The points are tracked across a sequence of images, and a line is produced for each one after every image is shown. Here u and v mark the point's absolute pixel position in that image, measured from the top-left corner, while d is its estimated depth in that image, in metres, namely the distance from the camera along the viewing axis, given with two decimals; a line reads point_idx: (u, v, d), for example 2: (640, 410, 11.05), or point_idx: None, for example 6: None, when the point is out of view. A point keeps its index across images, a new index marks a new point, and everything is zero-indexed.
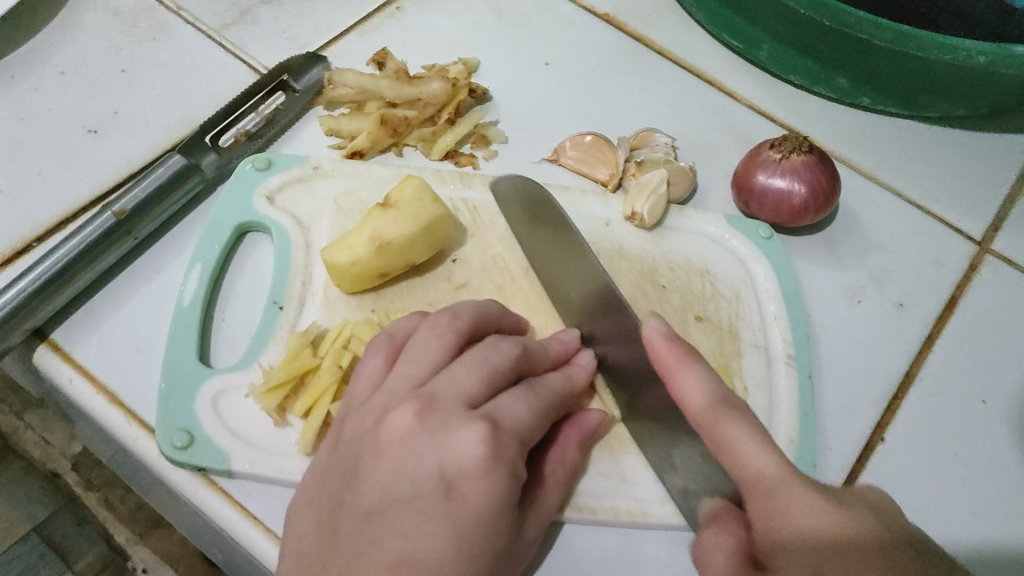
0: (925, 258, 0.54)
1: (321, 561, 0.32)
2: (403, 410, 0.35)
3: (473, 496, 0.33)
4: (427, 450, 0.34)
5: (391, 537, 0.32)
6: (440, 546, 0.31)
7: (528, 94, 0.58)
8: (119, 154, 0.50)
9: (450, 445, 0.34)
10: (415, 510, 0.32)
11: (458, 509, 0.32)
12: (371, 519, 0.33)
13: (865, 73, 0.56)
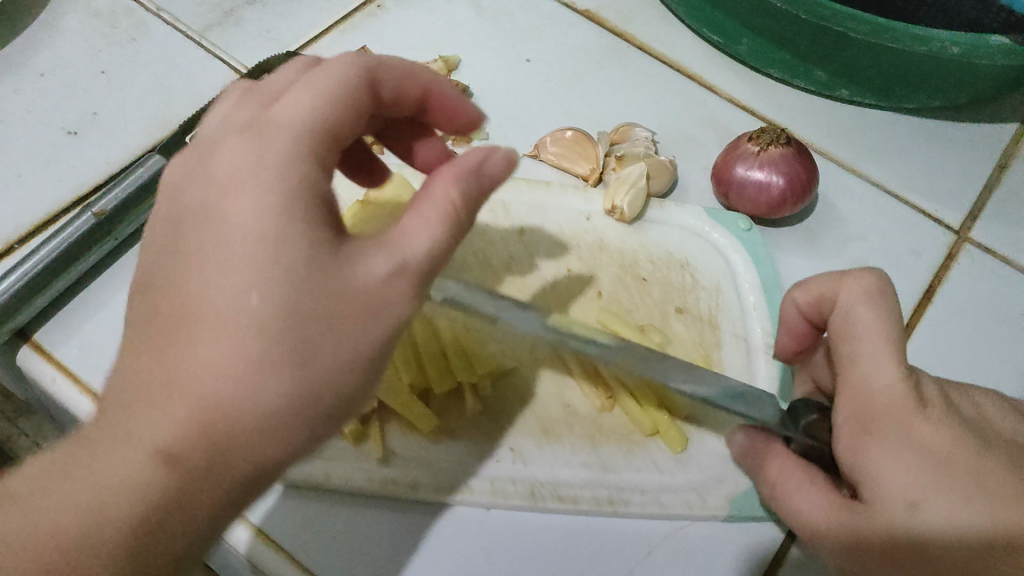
0: (904, 247, 0.54)
1: (135, 360, 0.27)
2: (245, 212, 0.27)
3: (259, 242, 0.27)
4: (222, 271, 0.27)
5: (162, 377, 0.26)
6: (206, 385, 0.26)
7: (509, 90, 0.58)
8: (101, 155, 0.50)
9: (254, 277, 0.27)
10: (200, 344, 0.26)
11: (249, 346, 0.26)
12: (146, 360, 0.27)
13: (843, 66, 0.57)
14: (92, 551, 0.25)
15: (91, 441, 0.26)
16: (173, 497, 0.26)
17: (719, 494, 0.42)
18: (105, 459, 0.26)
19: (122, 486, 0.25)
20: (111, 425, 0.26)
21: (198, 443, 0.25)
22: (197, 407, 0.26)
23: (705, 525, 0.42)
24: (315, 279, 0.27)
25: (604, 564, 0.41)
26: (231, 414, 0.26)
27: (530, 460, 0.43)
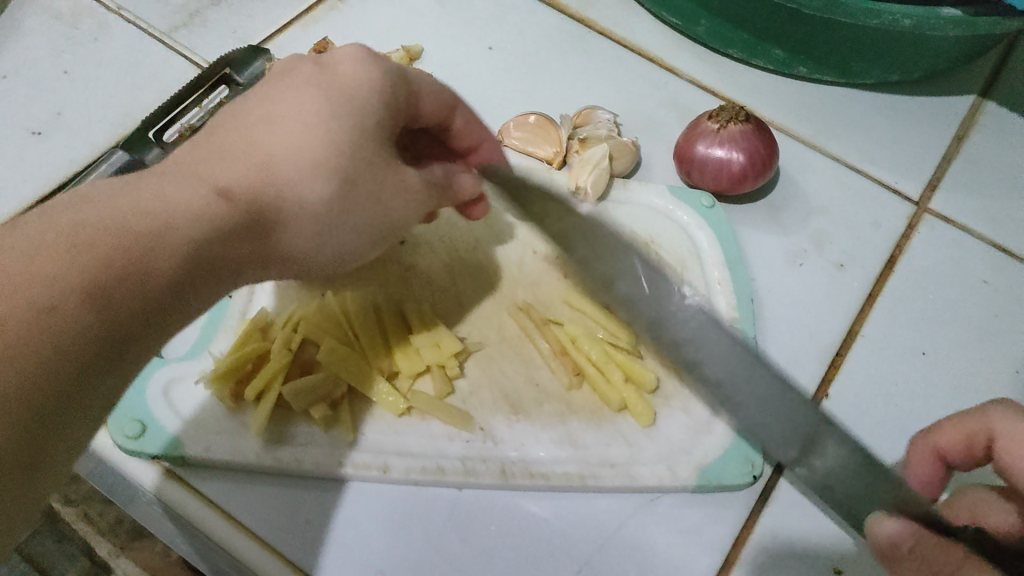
0: (864, 219, 0.55)
1: (190, 169, 0.33)
2: (291, 101, 0.35)
3: (304, 129, 0.34)
4: (273, 137, 0.33)
5: (169, 193, 0.31)
6: (203, 208, 0.31)
7: (472, 78, 0.59)
8: (64, 153, 0.50)
9: (300, 157, 0.33)
10: (224, 177, 0.32)
11: (254, 189, 0.33)
12: (149, 177, 0.32)
13: (799, 43, 0.58)
14: (60, 291, 0.27)
15: (70, 215, 0.29)
16: (167, 261, 0.30)
17: (687, 466, 0.43)
18: (97, 218, 0.29)
19: (123, 247, 0.28)
20: (100, 205, 0.29)
21: (194, 236, 0.31)
22: (276, 174, 0.33)
23: (675, 497, 0.43)
24: (343, 162, 0.34)
25: (576, 538, 0.41)
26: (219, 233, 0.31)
27: (500, 438, 0.43)
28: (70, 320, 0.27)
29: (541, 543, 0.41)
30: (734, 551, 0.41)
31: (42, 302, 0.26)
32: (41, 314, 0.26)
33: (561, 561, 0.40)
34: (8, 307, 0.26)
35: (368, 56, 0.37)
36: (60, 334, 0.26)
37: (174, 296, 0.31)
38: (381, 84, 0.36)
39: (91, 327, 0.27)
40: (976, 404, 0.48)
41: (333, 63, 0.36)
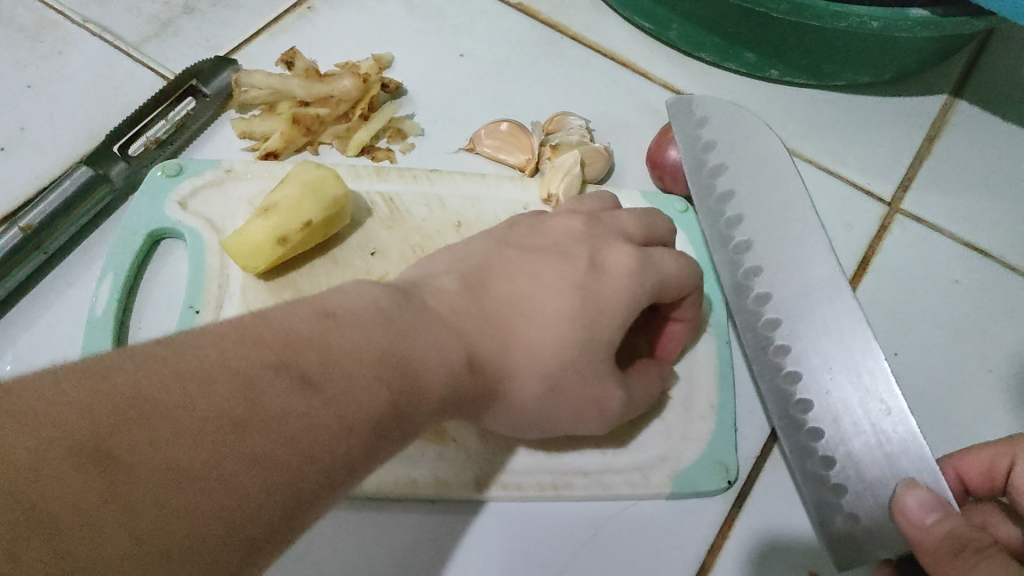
0: (837, 221, 0.55)
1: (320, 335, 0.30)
2: (450, 278, 0.38)
3: (553, 309, 0.37)
4: (535, 332, 0.37)
5: (359, 300, 0.32)
6: (453, 365, 0.34)
7: (444, 85, 0.58)
8: (28, 169, 0.49)
9: (551, 325, 0.37)
10: (463, 330, 0.35)
11: (493, 361, 0.36)
12: (351, 312, 0.32)
13: (770, 45, 0.58)
14: (369, 405, 0.29)
15: (251, 335, 0.29)
16: (382, 389, 0.30)
17: (661, 472, 0.43)
18: (364, 340, 0.30)
19: (384, 375, 0.30)
20: (347, 323, 0.31)
21: (394, 352, 0.31)
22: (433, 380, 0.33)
23: (648, 504, 0.42)
24: (548, 366, 0.37)
25: (549, 548, 0.41)
26: (425, 358, 0.32)
27: (472, 449, 0.42)
28: (320, 406, 0.28)
29: (514, 554, 0.41)
30: (710, 557, 0.41)
31: (305, 401, 0.27)
32: (297, 387, 0.28)
33: (534, 572, 0.40)
34: (292, 411, 0.27)
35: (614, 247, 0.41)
36: (330, 448, 0.28)
37: (402, 425, 0.31)
38: (641, 291, 0.39)
39: (341, 443, 0.28)
40: (950, 404, 0.48)
41: (604, 264, 0.39)
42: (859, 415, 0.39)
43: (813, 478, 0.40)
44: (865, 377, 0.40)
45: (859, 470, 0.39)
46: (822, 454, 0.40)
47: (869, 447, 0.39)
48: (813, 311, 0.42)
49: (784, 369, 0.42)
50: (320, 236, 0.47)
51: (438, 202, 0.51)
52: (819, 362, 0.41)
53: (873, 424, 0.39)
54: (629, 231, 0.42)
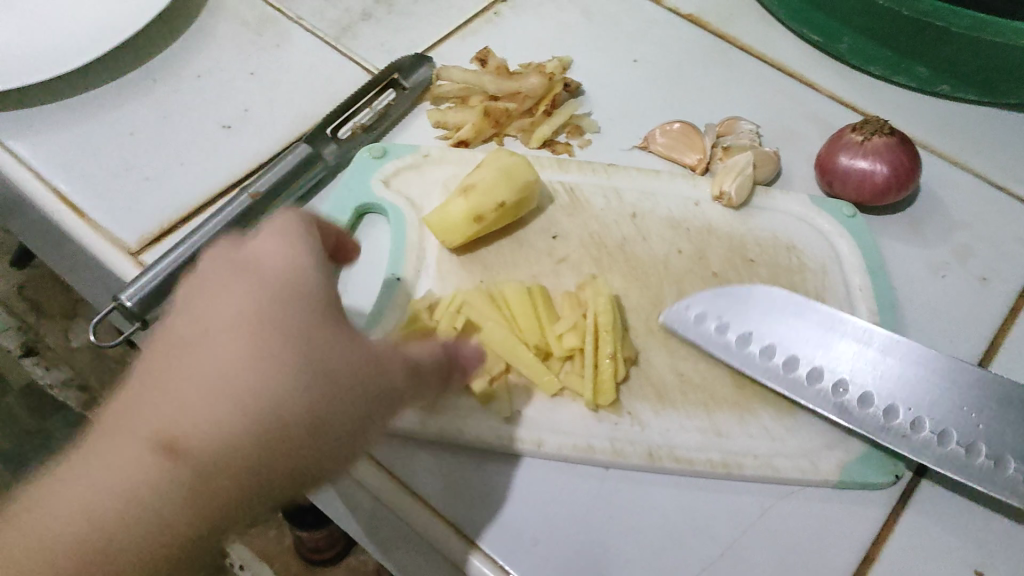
0: (1009, 236, 0.55)
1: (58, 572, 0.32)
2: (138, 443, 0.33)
3: (206, 385, 0.34)
4: (191, 407, 0.34)
5: (113, 467, 0.33)
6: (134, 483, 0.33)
7: (618, 88, 0.62)
8: (251, 147, 0.56)
9: (213, 382, 0.34)
10: (125, 426, 0.34)
11: (196, 437, 0.33)
12: None
13: (944, 61, 0.59)
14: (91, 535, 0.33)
15: (42, 524, 0.33)
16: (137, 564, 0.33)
17: (829, 460, 0.44)
18: (85, 510, 0.33)
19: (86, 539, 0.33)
20: (60, 498, 0.33)
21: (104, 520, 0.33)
22: (125, 497, 0.33)
23: (815, 491, 0.44)
24: (201, 421, 0.34)
25: (717, 523, 0.43)
26: (151, 493, 0.33)
27: (647, 423, 0.45)
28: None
29: (684, 524, 0.43)
30: (875, 549, 0.42)
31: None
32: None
33: (704, 542, 0.42)
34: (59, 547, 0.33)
35: (299, 248, 0.40)
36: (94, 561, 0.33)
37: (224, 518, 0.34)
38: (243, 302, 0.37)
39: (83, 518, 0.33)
40: None
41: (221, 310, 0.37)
42: (842, 356, 0.44)
43: (903, 441, 0.42)
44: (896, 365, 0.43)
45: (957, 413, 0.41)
46: (880, 409, 0.43)
47: (866, 369, 0.43)
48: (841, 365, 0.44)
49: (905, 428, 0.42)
50: (509, 217, 0.51)
51: (615, 193, 0.54)
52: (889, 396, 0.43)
53: (856, 349, 0.44)
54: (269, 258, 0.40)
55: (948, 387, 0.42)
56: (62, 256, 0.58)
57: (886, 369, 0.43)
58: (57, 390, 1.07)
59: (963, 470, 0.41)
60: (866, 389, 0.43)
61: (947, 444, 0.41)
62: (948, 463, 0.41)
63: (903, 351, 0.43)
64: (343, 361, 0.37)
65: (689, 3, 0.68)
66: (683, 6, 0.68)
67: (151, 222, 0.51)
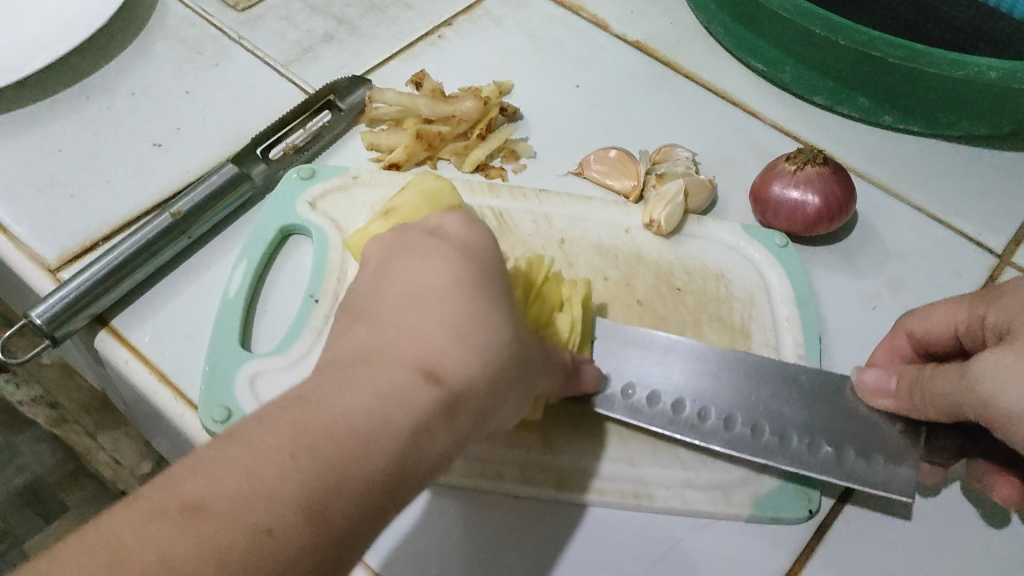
0: (944, 268, 0.55)
1: (334, 475, 0.27)
2: (425, 376, 0.30)
3: (468, 321, 0.32)
4: (409, 329, 0.31)
5: (377, 388, 0.29)
6: (405, 398, 0.29)
7: (559, 112, 0.61)
8: (180, 165, 0.55)
9: (436, 326, 0.31)
10: (393, 358, 0.30)
11: (427, 360, 0.30)
12: (294, 457, 0.27)
13: (885, 92, 0.59)
14: (389, 465, 0.28)
15: (290, 416, 0.28)
16: (364, 497, 0.28)
17: (743, 493, 0.43)
18: (344, 423, 0.28)
19: (388, 461, 0.28)
20: (318, 406, 0.28)
21: (409, 455, 0.29)
22: (402, 412, 0.29)
23: (728, 524, 0.43)
24: (393, 343, 0.31)
25: (625, 555, 0.42)
26: (421, 432, 0.29)
27: (559, 450, 0.44)
28: (285, 548, 0.26)
29: (592, 557, 0.41)
30: None
31: (305, 532, 0.26)
32: (255, 539, 0.26)
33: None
34: (375, 466, 0.28)
35: (485, 238, 0.38)
36: (371, 493, 0.28)
37: (412, 487, 0.30)
38: (469, 267, 0.35)
39: (412, 441, 0.29)
40: None
41: (428, 267, 0.34)
42: (626, 363, 0.44)
43: (693, 431, 0.43)
44: (681, 355, 0.44)
45: (755, 407, 0.43)
46: (686, 407, 0.43)
47: (664, 371, 0.44)
48: (632, 364, 0.44)
49: (705, 430, 0.43)
50: None
51: (544, 219, 0.53)
52: (676, 395, 0.43)
53: (638, 354, 0.45)
54: (442, 228, 0.38)
55: (726, 375, 0.44)
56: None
57: (681, 372, 0.44)
58: (28, 408, 0.92)
59: (753, 449, 0.42)
60: (651, 387, 0.44)
61: (750, 432, 0.42)
62: (738, 445, 0.42)
63: (696, 344, 0.45)
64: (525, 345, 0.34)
65: (637, 29, 0.68)
66: (635, 33, 0.68)
67: (73, 238, 0.50)
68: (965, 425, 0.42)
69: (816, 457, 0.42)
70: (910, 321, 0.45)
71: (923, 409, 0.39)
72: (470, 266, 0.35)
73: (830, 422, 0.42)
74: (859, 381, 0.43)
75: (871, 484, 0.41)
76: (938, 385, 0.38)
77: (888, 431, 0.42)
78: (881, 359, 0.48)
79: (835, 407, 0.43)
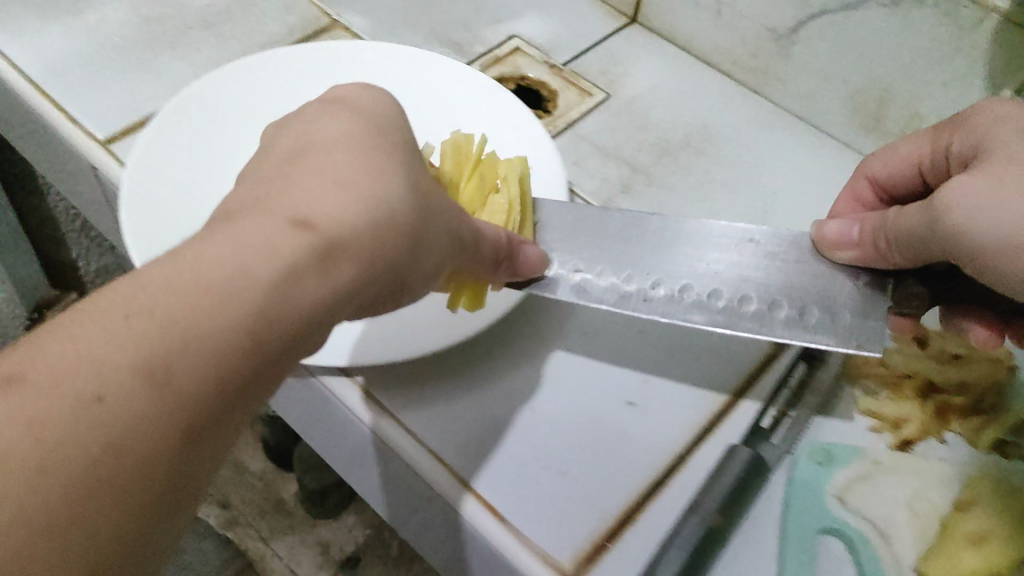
0: None
1: (177, 343, 0.19)
2: (304, 229, 0.22)
3: (373, 172, 0.24)
4: (303, 185, 0.23)
5: (236, 244, 0.21)
6: (278, 249, 0.21)
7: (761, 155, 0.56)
8: None
9: (329, 180, 0.23)
10: (252, 211, 0.22)
11: (312, 211, 0.22)
12: (68, 332, 0.19)
13: None
14: (241, 331, 0.20)
15: (119, 290, 0.20)
16: (222, 370, 0.20)
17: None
18: (182, 283, 0.20)
19: (259, 324, 0.21)
20: (157, 272, 0.20)
21: (286, 316, 0.21)
22: (267, 261, 0.21)
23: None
24: (268, 205, 0.22)
25: None
26: (281, 288, 0.21)
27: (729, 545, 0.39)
28: (125, 419, 0.19)
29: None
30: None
31: (148, 401, 0.19)
32: (84, 406, 0.18)
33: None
34: (218, 329, 0.20)
35: (398, 106, 0.28)
36: (225, 368, 0.20)
37: (283, 360, 0.22)
38: (376, 129, 0.26)
39: (309, 308, 0.22)
40: None
41: (311, 129, 0.25)
42: (577, 248, 0.34)
43: (645, 307, 0.32)
44: (663, 231, 0.33)
45: (715, 274, 0.32)
46: (644, 282, 0.32)
47: (625, 245, 0.33)
48: (586, 245, 0.34)
49: (660, 305, 0.32)
50: None
51: None
52: (652, 267, 0.32)
53: (611, 232, 0.34)
54: (348, 97, 0.27)
55: (690, 243, 0.33)
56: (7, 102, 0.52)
57: (647, 246, 0.33)
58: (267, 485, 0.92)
59: (709, 319, 0.31)
60: (600, 266, 0.33)
61: (723, 302, 0.31)
62: (698, 316, 0.31)
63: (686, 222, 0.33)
64: (438, 213, 0.26)
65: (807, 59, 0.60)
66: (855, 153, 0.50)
67: None
68: (936, 267, 0.30)
69: (812, 326, 0.30)
70: (868, 160, 0.36)
71: (910, 226, 0.28)
72: (379, 128, 0.26)
73: (797, 278, 0.31)
74: (818, 233, 0.31)
75: (840, 343, 0.30)
76: (900, 223, 0.29)
77: (851, 288, 0.31)
78: (841, 211, 0.38)
79: (797, 264, 0.32)
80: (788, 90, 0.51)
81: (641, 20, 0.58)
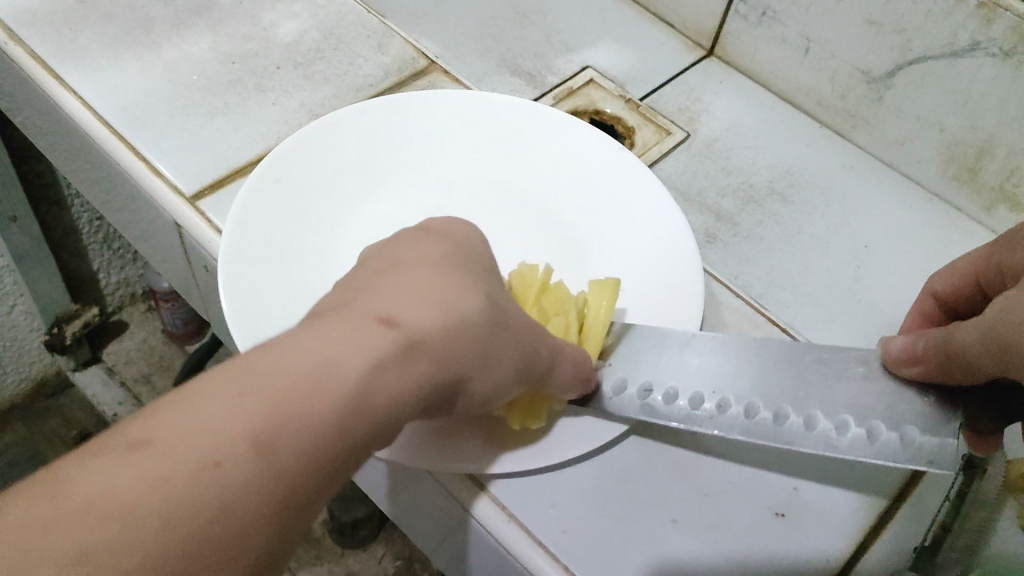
0: None
1: (283, 421, 0.22)
2: (390, 330, 0.25)
3: (451, 287, 0.27)
4: (392, 293, 0.26)
5: (335, 338, 0.24)
6: (369, 344, 0.24)
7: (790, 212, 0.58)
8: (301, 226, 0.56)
9: (414, 290, 0.26)
10: (346, 311, 0.25)
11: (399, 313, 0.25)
12: (186, 403, 0.21)
13: None
14: (337, 415, 0.23)
15: (233, 367, 0.23)
16: (317, 447, 0.22)
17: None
18: (288, 367, 0.23)
19: (351, 410, 0.23)
20: (266, 355, 0.23)
21: (376, 403, 0.24)
22: (359, 355, 0.23)
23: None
24: (361, 306, 0.25)
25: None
26: (372, 379, 0.23)
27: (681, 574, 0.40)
28: (234, 486, 0.21)
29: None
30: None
31: (253, 472, 0.21)
32: (201, 471, 0.20)
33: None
34: (316, 410, 0.22)
35: (477, 233, 0.32)
36: (318, 447, 0.22)
37: (368, 444, 0.24)
38: (454, 252, 0.29)
39: (394, 397, 0.24)
40: None
41: (399, 249, 0.29)
42: (644, 361, 0.36)
43: (709, 425, 0.34)
44: (727, 348, 0.36)
45: (780, 391, 0.34)
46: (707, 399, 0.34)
47: (689, 360, 0.36)
48: (658, 355, 0.36)
49: (726, 425, 0.34)
50: None
51: None
52: (720, 384, 0.35)
53: (673, 346, 0.36)
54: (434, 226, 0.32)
55: (756, 360, 0.35)
56: (37, 116, 0.56)
57: (711, 360, 0.35)
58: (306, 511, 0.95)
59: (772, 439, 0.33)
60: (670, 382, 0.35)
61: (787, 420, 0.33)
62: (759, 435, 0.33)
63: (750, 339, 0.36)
64: (508, 319, 0.29)
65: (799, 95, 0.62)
66: (926, 192, 0.54)
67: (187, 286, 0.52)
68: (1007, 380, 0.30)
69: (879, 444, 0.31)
70: (931, 275, 0.38)
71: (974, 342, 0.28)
72: (456, 250, 0.30)
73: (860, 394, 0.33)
74: (887, 350, 0.33)
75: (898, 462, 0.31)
76: (962, 338, 0.29)
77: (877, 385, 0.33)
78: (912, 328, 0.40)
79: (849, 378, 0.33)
80: (874, 135, 0.55)
81: (718, 54, 0.63)
